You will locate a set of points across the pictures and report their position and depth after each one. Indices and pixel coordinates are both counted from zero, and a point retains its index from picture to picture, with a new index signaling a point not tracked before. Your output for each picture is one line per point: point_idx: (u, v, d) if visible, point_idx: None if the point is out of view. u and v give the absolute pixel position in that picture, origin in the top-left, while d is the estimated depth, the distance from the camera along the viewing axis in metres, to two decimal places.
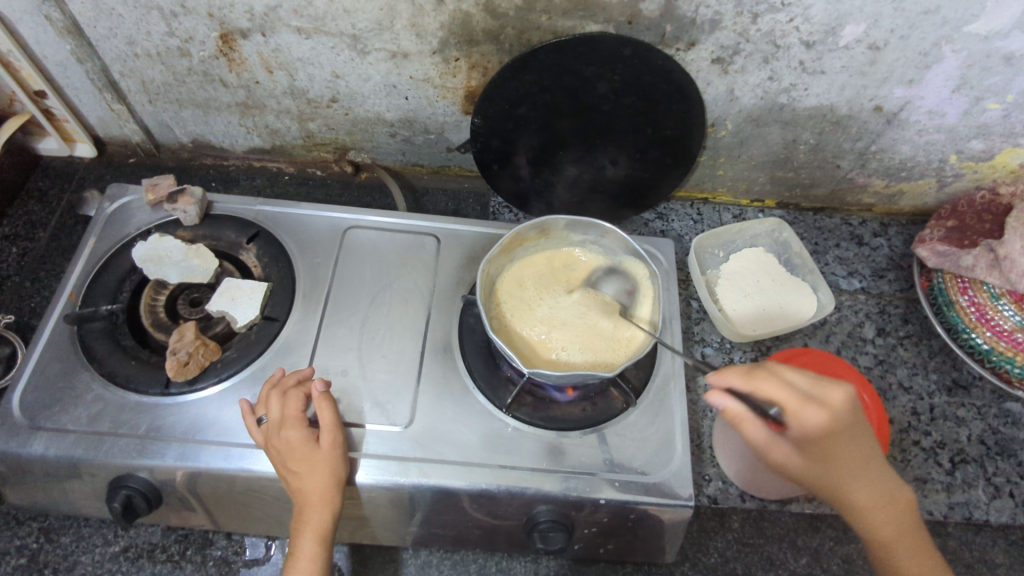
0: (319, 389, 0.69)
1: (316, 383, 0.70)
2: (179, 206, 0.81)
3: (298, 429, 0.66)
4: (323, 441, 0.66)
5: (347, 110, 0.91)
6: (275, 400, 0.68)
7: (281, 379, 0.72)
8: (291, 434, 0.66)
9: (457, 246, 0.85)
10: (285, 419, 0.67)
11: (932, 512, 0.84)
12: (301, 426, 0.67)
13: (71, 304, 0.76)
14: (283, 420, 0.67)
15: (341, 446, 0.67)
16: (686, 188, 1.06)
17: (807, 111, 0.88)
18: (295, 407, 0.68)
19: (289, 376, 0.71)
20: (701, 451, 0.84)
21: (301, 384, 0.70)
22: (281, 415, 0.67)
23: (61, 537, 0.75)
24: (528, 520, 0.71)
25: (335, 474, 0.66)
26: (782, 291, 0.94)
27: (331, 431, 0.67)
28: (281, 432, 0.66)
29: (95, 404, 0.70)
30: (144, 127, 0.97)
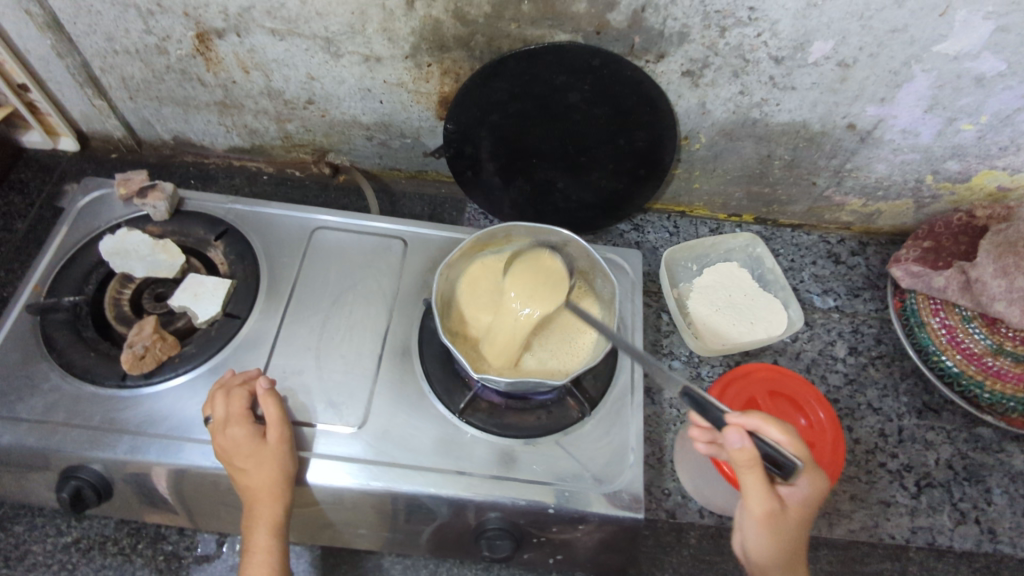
0: (264, 386, 0.69)
1: (259, 380, 0.70)
2: (149, 201, 0.82)
3: (243, 425, 0.67)
4: (269, 436, 0.66)
5: (323, 112, 0.92)
6: (219, 399, 0.69)
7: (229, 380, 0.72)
8: (236, 431, 0.66)
9: (423, 249, 0.85)
10: (229, 416, 0.67)
11: (894, 536, 0.83)
12: (245, 422, 0.67)
13: (36, 294, 0.77)
14: (228, 417, 0.67)
15: (288, 440, 0.67)
16: (663, 201, 1.05)
17: (780, 126, 0.88)
18: (239, 404, 0.68)
19: (236, 376, 0.71)
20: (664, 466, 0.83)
21: (247, 382, 0.71)
22: (226, 413, 0.68)
23: (14, 526, 0.75)
24: (476, 526, 0.71)
25: (282, 469, 0.66)
26: (753, 307, 0.94)
27: (277, 426, 0.67)
28: (225, 429, 0.67)
29: (51, 394, 0.71)
30: (126, 124, 0.98)
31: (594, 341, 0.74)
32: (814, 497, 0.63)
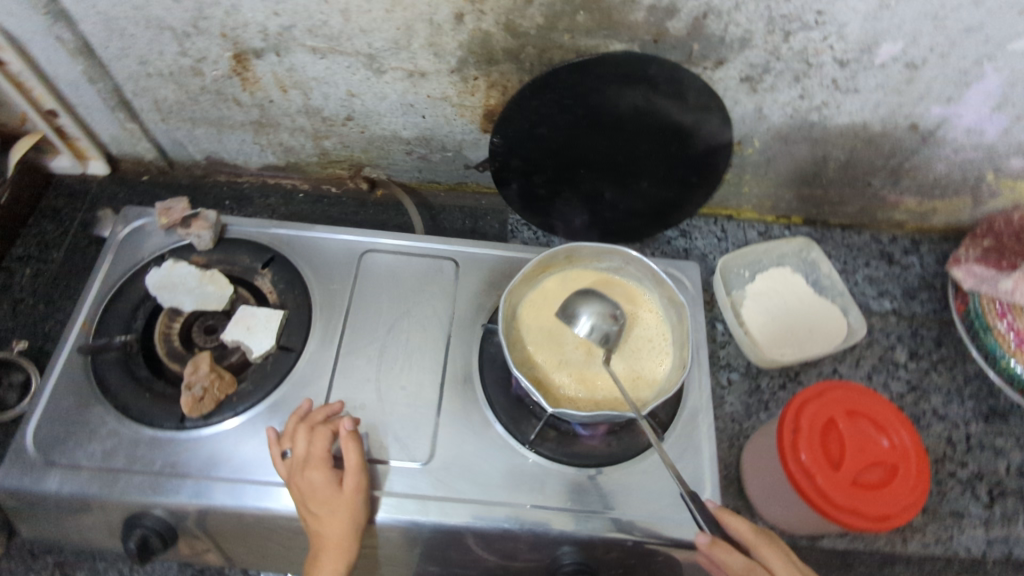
0: (348, 429, 0.67)
1: (344, 421, 0.68)
2: (193, 231, 0.79)
3: (321, 470, 0.65)
4: (346, 484, 0.64)
5: (363, 128, 0.89)
6: (301, 436, 0.67)
7: (308, 413, 0.70)
8: (314, 475, 0.64)
9: (476, 270, 0.83)
10: (309, 457, 0.65)
11: (970, 549, 0.82)
12: (324, 466, 0.65)
13: (85, 333, 0.74)
14: (307, 458, 0.65)
15: (363, 490, 0.65)
16: (709, 205, 1.02)
17: (838, 129, 0.85)
18: (320, 446, 0.66)
19: (318, 412, 0.69)
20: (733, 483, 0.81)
21: (329, 421, 0.69)
22: (306, 453, 0.66)
23: (76, 571, 0.74)
24: (552, 560, 0.69)
25: (354, 521, 0.64)
26: (810, 315, 0.92)
27: (355, 474, 0.65)
28: (304, 471, 0.65)
29: (110, 439, 0.69)
30: (157, 145, 0.95)
31: (663, 365, 0.72)
32: None
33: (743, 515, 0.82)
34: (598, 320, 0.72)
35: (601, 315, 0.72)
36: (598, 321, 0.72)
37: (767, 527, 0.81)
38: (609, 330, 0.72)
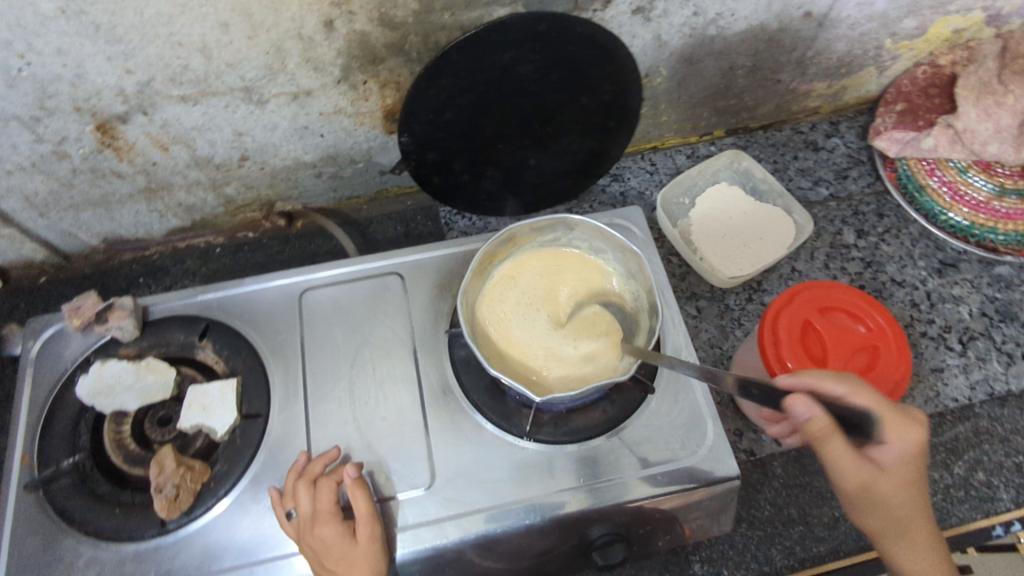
0: (351, 476, 0.64)
1: (348, 468, 0.65)
2: (112, 324, 0.72)
3: (333, 525, 0.62)
4: (359, 535, 0.62)
5: (262, 164, 0.83)
6: (305, 493, 0.64)
7: (307, 466, 0.66)
8: (325, 531, 0.62)
9: (423, 277, 0.79)
10: (317, 513, 0.63)
11: (957, 398, 0.85)
12: (335, 521, 0.63)
13: (29, 467, 0.68)
14: (315, 514, 0.63)
15: (379, 539, 0.62)
16: (632, 142, 1.01)
17: (738, 35, 0.84)
18: (327, 499, 0.63)
19: (316, 462, 0.66)
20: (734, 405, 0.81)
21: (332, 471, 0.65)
22: (313, 509, 0.63)
23: None
24: (581, 539, 0.68)
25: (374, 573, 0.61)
26: (758, 224, 0.92)
27: (367, 522, 0.62)
28: (314, 529, 0.62)
29: (91, 568, 0.64)
30: (45, 243, 0.87)
31: (636, 320, 0.71)
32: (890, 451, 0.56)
33: (746, 434, 0.83)
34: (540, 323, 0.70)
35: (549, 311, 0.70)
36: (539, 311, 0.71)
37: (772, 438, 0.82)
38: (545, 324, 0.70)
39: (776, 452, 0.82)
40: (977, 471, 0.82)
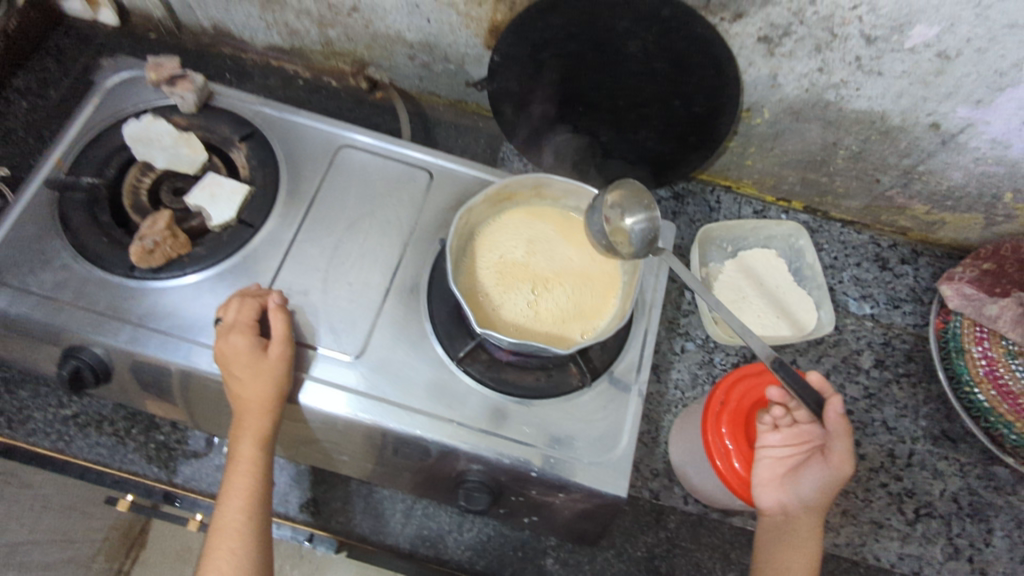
0: (276, 302, 0.69)
1: (273, 295, 0.70)
2: (178, 90, 0.79)
3: (246, 336, 0.66)
4: (272, 349, 0.66)
5: (368, 22, 0.87)
6: (233, 304, 0.69)
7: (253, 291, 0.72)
8: (237, 339, 0.66)
9: (448, 186, 0.82)
10: (236, 323, 0.67)
11: (880, 558, 0.81)
12: (249, 332, 0.67)
13: (58, 169, 0.76)
14: (234, 325, 0.67)
15: (287, 359, 0.67)
16: (709, 172, 0.99)
17: (855, 113, 0.80)
18: (247, 314, 0.68)
19: (253, 288, 0.71)
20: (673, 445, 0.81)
21: (260, 295, 0.70)
22: (234, 320, 0.68)
23: (19, 391, 0.78)
24: (457, 475, 0.71)
25: (276, 386, 0.66)
26: (782, 301, 0.89)
27: (281, 343, 0.67)
28: (228, 336, 0.67)
29: (62, 272, 0.71)
30: (167, 4, 0.94)
31: (606, 315, 0.71)
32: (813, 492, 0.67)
33: (661, 478, 0.82)
34: (617, 225, 0.71)
35: (627, 195, 0.72)
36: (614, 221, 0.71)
37: (682, 494, 0.82)
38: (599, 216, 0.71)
39: (679, 510, 0.81)
40: None
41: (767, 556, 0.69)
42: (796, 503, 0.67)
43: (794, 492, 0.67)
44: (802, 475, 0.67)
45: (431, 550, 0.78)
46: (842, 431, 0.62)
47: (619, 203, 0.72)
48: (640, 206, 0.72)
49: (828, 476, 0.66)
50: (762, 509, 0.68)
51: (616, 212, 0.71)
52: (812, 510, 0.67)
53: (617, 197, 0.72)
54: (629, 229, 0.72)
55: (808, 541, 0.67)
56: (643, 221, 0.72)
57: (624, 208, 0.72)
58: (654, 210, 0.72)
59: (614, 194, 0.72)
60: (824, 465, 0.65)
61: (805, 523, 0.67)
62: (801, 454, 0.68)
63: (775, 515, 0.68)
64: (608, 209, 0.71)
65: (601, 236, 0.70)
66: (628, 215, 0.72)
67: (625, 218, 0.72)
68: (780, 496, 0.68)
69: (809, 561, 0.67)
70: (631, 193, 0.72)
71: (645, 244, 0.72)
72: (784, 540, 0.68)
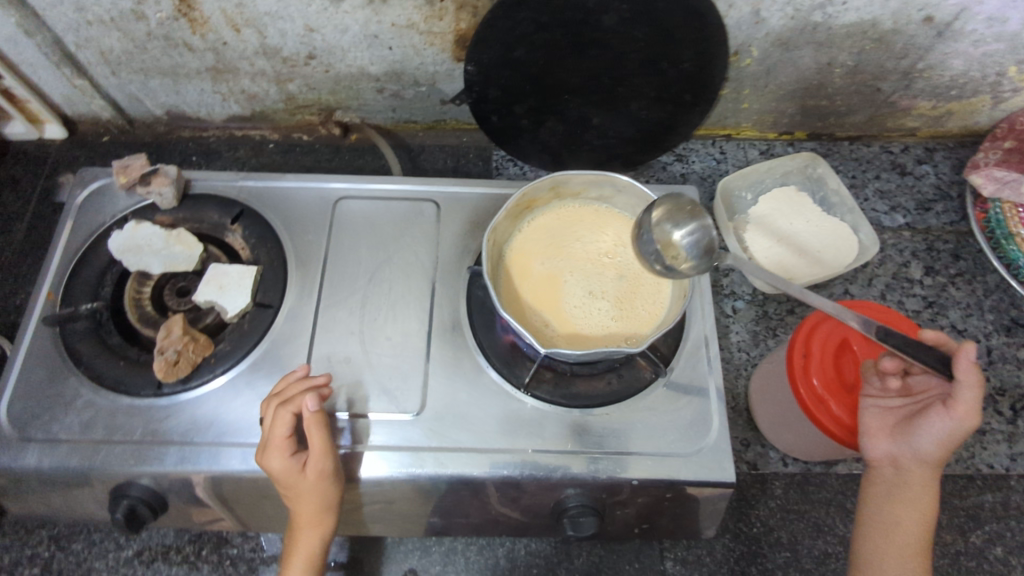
0: (311, 410, 0.61)
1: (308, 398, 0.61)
2: (154, 188, 0.74)
3: (282, 456, 0.60)
4: (308, 471, 0.60)
5: (327, 67, 0.83)
6: (271, 411, 0.62)
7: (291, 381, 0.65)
8: (275, 460, 0.60)
9: (458, 211, 0.78)
10: (271, 439, 0.61)
11: (993, 465, 0.79)
12: (285, 451, 0.60)
13: (51, 304, 0.71)
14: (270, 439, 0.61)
15: (330, 475, 0.61)
16: (706, 125, 0.96)
17: (845, 28, 0.78)
18: (281, 428, 0.61)
19: (294, 385, 0.64)
20: (757, 411, 0.78)
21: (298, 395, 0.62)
22: (269, 433, 0.61)
23: (72, 544, 0.73)
24: (556, 505, 0.66)
25: (323, 502, 0.61)
26: (817, 234, 0.86)
27: (321, 458, 0.60)
28: (267, 453, 0.61)
29: (86, 410, 0.66)
30: (113, 102, 0.89)
31: (662, 299, 0.67)
32: (932, 448, 0.62)
33: (753, 447, 0.79)
34: (666, 242, 0.66)
35: (671, 208, 0.67)
36: (663, 235, 0.66)
37: (779, 456, 0.79)
38: (648, 237, 0.65)
39: (781, 473, 0.78)
40: (993, 545, 0.75)
41: (872, 510, 0.64)
42: (910, 457, 0.63)
43: (907, 445, 0.63)
44: (917, 428, 0.62)
45: None
46: (973, 386, 0.57)
47: (666, 218, 0.66)
48: (688, 217, 0.67)
49: (948, 430, 0.60)
50: (869, 460, 0.65)
51: (665, 228, 0.66)
52: (928, 466, 0.62)
53: (663, 212, 0.66)
54: (682, 243, 0.66)
55: (922, 498, 0.62)
56: (695, 231, 0.67)
57: (672, 221, 0.67)
58: (704, 215, 0.67)
59: (658, 210, 0.66)
60: (945, 419, 0.60)
61: (918, 478, 0.63)
62: (914, 406, 0.65)
63: (883, 467, 0.64)
64: (655, 227, 0.66)
65: (656, 256, 0.65)
66: (678, 228, 0.67)
67: (675, 232, 0.67)
68: (890, 446, 0.63)
69: (922, 517, 0.62)
70: (676, 206, 0.67)
71: (702, 255, 0.67)
72: (895, 495, 0.63)
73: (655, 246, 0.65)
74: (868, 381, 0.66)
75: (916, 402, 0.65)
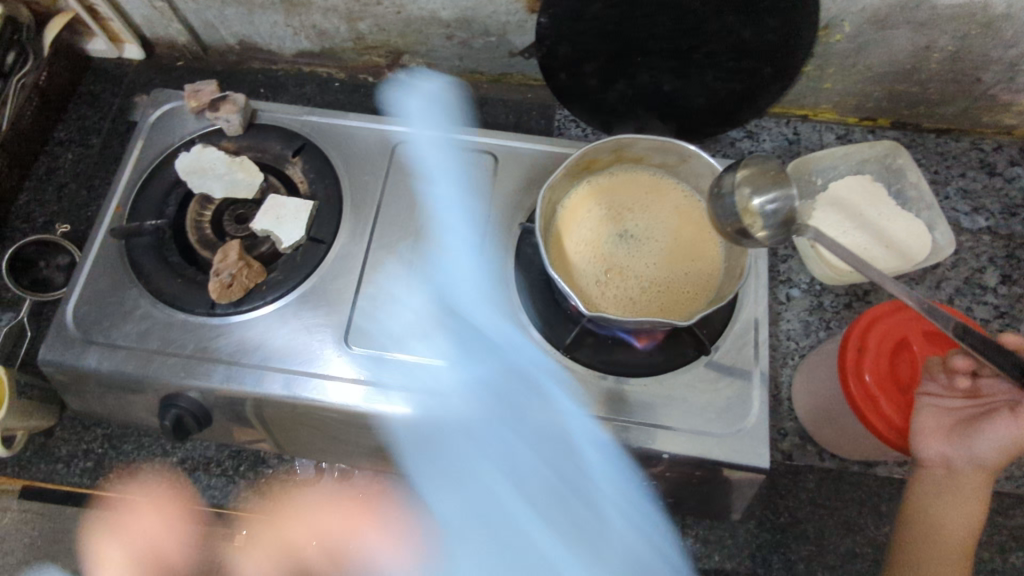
0: None
1: None
2: (222, 114, 0.75)
3: None
4: None
5: (399, 8, 0.82)
6: None
7: None
8: None
9: (516, 165, 0.77)
10: None
11: None
12: None
13: (120, 217, 0.74)
14: None
15: None
16: (783, 103, 0.92)
17: (950, 10, 0.72)
18: None
19: None
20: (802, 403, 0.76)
21: None
22: None
23: (124, 445, 0.77)
24: (584, 468, 0.67)
25: None
26: (888, 228, 0.81)
27: None
28: None
29: (144, 321, 0.69)
30: (189, 27, 0.91)
31: (714, 275, 0.66)
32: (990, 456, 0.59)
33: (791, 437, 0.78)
34: (746, 207, 0.63)
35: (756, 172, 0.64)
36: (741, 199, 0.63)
37: (817, 450, 0.77)
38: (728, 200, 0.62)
39: (815, 467, 0.76)
40: None
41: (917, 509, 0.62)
42: (963, 460, 0.60)
43: (964, 448, 0.60)
44: (978, 432, 0.59)
45: None
46: None
47: (750, 181, 0.64)
48: (772, 182, 0.64)
49: (1011, 439, 0.57)
50: (920, 460, 0.61)
51: (747, 191, 0.63)
52: (982, 471, 0.59)
53: (746, 175, 0.63)
54: (761, 209, 0.64)
55: (973, 502, 0.60)
56: (777, 200, 0.64)
57: (754, 186, 0.64)
58: (787, 182, 0.64)
59: (742, 171, 0.63)
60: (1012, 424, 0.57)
61: (970, 483, 0.60)
62: (976, 411, 0.61)
63: (934, 468, 0.61)
64: (736, 191, 0.63)
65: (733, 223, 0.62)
66: (759, 193, 0.63)
67: (755, 198, 0.63)
68: (944, 448, 0.60)
69: (968, 522, 0.60)
70: (760, 170, 0.64)
71: (780, 224, 0.64)
72: (943, 498, 0.61)
73: (732, 210, 0.62)
74: (930, 378, 0.62)
75: (979, 407, 0.61)
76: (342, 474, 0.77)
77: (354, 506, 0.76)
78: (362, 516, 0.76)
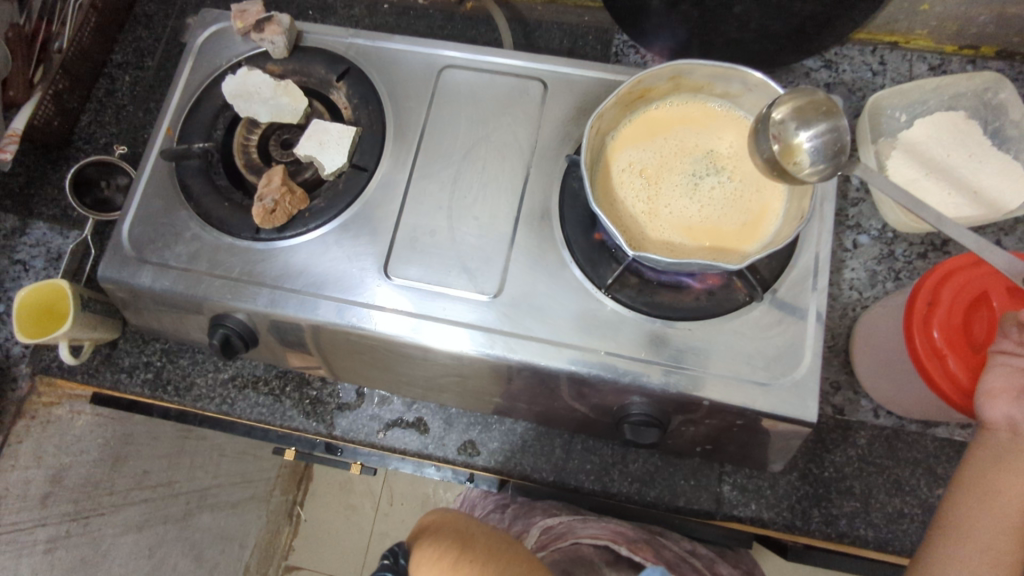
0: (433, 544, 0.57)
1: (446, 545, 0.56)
2: (267, 36, 0.74)
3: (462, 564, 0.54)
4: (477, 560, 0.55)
5: None
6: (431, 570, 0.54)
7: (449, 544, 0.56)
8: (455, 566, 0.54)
9: (566, 92, 0.73)
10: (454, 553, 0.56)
11: None
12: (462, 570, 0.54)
13: (170, 139, 0.74)
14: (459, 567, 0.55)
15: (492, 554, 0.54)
16: (869, 28, 0.83)
17: None
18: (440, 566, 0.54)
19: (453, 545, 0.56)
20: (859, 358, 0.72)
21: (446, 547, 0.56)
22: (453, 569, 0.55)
23: (180, 360, 0.81)
24: (620, 410, 0.65)
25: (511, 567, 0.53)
26: (978, 173, 0.74)
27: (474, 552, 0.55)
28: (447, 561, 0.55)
29: (193, 243, 0.70)
30: None
31: (772, 217, 0.61)
32: None
33: (844, 391, 0.74)
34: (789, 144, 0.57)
35: (803, 104, 0.57)
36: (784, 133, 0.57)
37: (871, 407, 0.73)
38: (767, 134, 0.57)
39: (868, 424, 0.73)
40: None
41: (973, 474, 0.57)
42: None
43: None
44: None
45: (597, 484, 0.74)
46: None
47: (796, 114, 0.57)
48: (822, 116, 0.57)
49: None
50: (983, 422, 0.56)
51: (791, 125, 0.57)
52: None
53: (791, 108, 0.57)
54: (807, 145, 0.57)
55: None
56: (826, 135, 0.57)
57: (800, 120, 0.57)
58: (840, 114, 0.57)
59: (787, 104, 0.57)
60: None
61: None
62: None
63: (998, 431, 0.55)
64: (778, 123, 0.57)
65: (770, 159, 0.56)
66: (805, 127, 0.57)
67: (800, 133, 0.57)
68: (1012, 409, 0.54)
69: None
70: (808, 102, 0.57)
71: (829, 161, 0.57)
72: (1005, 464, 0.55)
73: (771, 145, 0.57)
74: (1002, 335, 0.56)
75: None
76: (382, 400, 0.79)
77: (392, 431, 0.77)
78: (400, 442, 0.77)
